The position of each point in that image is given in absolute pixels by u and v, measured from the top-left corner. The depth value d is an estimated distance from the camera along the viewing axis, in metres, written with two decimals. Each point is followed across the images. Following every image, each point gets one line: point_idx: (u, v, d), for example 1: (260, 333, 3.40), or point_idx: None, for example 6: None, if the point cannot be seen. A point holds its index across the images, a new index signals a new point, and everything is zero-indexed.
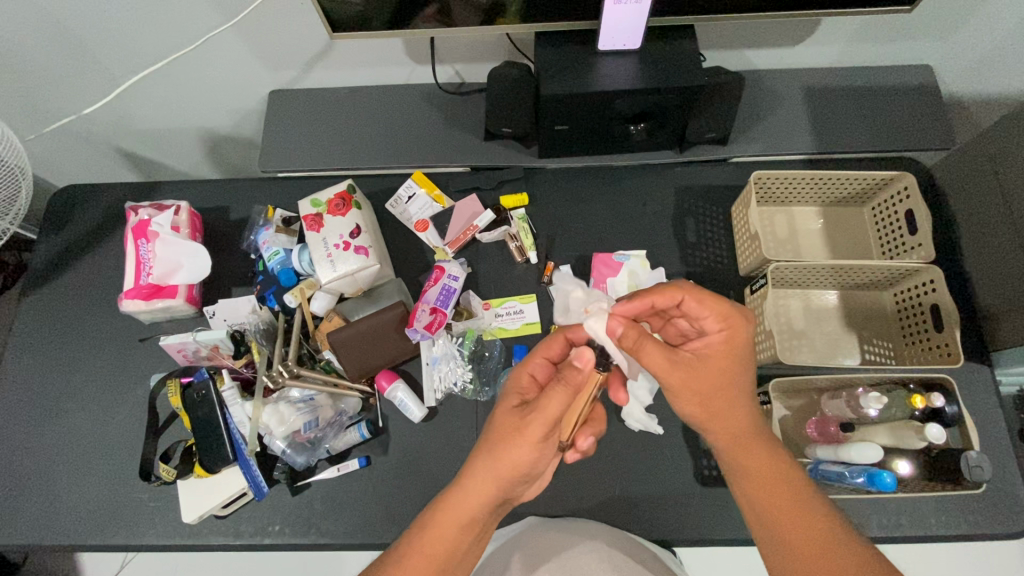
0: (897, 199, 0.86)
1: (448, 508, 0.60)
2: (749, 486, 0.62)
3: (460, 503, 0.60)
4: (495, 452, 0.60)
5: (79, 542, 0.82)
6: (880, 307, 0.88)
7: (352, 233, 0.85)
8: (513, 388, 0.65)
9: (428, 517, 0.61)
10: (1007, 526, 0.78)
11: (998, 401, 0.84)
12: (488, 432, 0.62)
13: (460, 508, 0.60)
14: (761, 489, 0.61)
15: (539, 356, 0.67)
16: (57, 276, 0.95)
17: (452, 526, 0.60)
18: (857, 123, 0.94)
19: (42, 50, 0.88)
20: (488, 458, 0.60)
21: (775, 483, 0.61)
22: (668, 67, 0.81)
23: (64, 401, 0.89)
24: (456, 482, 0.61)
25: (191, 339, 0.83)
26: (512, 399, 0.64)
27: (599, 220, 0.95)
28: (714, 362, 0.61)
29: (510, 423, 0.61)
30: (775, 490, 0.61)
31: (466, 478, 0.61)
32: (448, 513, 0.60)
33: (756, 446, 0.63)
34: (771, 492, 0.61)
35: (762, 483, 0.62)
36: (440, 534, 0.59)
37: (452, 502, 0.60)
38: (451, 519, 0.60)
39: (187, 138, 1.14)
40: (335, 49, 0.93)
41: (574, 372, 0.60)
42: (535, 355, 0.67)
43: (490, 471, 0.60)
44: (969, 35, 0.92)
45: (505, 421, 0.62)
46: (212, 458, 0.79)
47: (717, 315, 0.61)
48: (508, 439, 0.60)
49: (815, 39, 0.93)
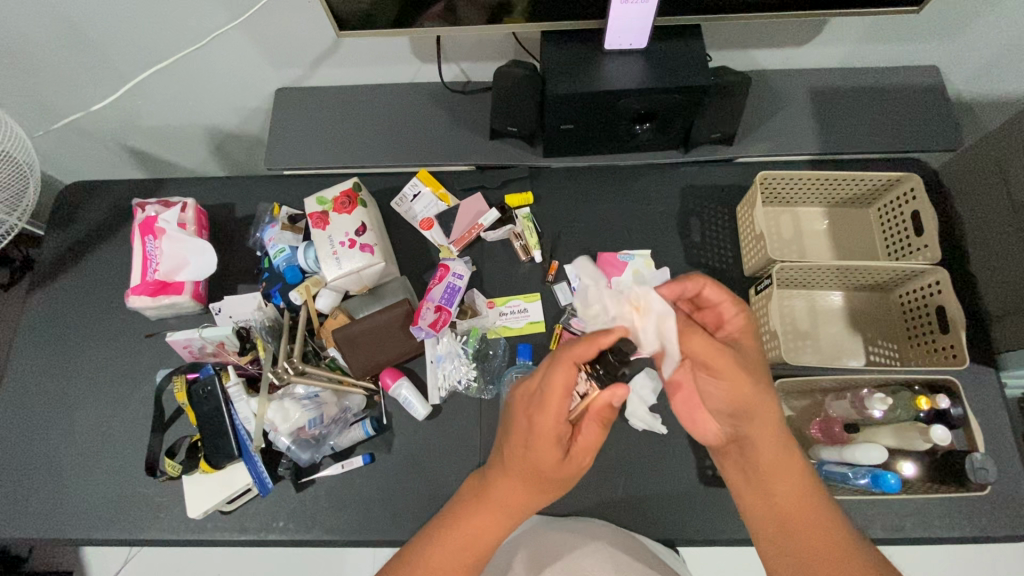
0: (903, 200, 0.85)
1: (483, 533, 0.62)
2: (779, 495, 0.60)
3: (496, 527, 0.62)
4: (533, 486, 0.61)
5: (85, 535, 0.82)
6: (886, 308, 0.88)
7: (358, 231, 0.86)
8: (543, 433, 0.57)
9: (458, 540, 0.61)
10: (1013, 529, 0.78)
11: (1004, 404, 0.84)
12: (522, 468, 0.60)
13: (498, 533, 0.62)
14: (792, 501, 0.60)
15: (559, 399, 0.56)
16: (64, 272, 0.96)
17: (488, 545, 0.62)
18: (863, 123, 0.94)
19: (51, 47, 0.89)
20: (526, 492, 0.62)
21: (804, 492, 0.60)
22: (674, 66, 0.81)
23: (71, 396, 0.89)
24: (491, 512, 0.62)
25: (197, 335, 0.84)
26: (549, 444, 0.58)
27: (604, 219, 0.95)
28: (742, 350, 0.63)
29: (550, 464, 0.59)
30: (803, 500, 0.60)
31: (502, 506, 0.62)
32: (484, 539, 0.62)
33: (789, 457, 0.61)
34: (800, 503, 0.60)
35: (795, 494, 0.60)
36: (477, 558, 0.61)
37: (487, 527, 0.62)
38: (489, 543, 0.62)
39: (193, 135, 1.14)
40: (342, 48, 0.93)
41: (616, 410, 0.60)
42: (558, 393, 0.56)
43: (528, 501, 0.62)
44: (976, 37, 0.92)
45: (543, 463, 0.59)
46: (217, 454, 0.79)
47: (736, 303, 0.64)
48: (548, 478, 0.61)
49: (821, 39, 0.93)
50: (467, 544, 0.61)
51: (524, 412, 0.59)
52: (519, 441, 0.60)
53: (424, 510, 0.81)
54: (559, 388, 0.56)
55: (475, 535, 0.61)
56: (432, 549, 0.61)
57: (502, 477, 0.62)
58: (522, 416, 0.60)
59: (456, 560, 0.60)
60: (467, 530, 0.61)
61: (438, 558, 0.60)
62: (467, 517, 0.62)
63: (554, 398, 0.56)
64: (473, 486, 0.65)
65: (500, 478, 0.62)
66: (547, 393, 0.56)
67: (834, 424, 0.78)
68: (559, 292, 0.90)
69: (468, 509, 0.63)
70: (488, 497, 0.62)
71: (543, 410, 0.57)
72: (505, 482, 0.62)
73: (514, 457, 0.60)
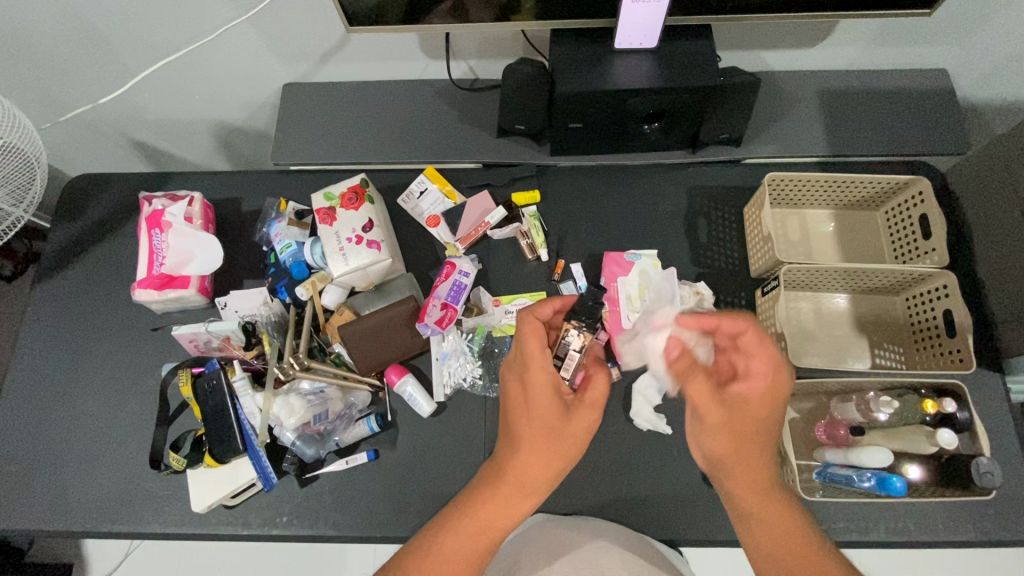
0: (911, 204, 0.85)
1: (502, 514, 0.59)
2: (754, 520, 0.58)
3: (512, 509, 0.59)
4: (546, 454, 0.59)
5: (88, 528, 0.82)
6: (893, 312, 0.88)
7: (365, 227, 0.86)
8: (537, 389, 0.60)
9: (472, 526, 0.59)
10: (1018, 535, 0.78)
11: (1010, 408, 0.83)
12: (531, 438, 0.59)
13: (518, 513, 0.59)
14: (757, 519, 0.58)
15: (538, 351, 0.60)
16: (70, 264, 0.96)
17: (509, 523, 0.59)
18: (871, 126, 0.94)
19: (58, 39, 0.89)
20: (543, 463, 0.59)
21: (783, 514, 0.58)
22: (683, 66, 0.81)
23: (75, 388, 0.89)
24: (508, 493, 0.59)
25: (203, 330, 0.84)
26: (545, 396, 0.59)
27: (610, 219, 0.94)
28: (752, 410, 0.56)
29: (554, 421, 0.59)
30: (784, 530, 0.57)
31: (518, 487, 0.59)
32: (504, 520, 0.59)
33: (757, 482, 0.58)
34: (780, 526, 0.57)
35: (775, 534, 0.57)
36: (495, 539, 0.59)
37: (508, 507, 0.59)
38: (508, 524, 0.59)
39: (199, 130, 1.14)
40: (350, 43, 0.93)
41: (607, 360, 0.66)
42: (535, 348, 0.60)
43: (548, 473, 0.59)
44: (987, 41, 0.91)
45: (547, 423, 0.59)
46: (221, 449, 0.79)
47: (768, 366, 0.55)
48: (557, 437, 0.59)
49: (831, 41, 0.93)
50: (481, 528, 0.59)
51: (517, 380, 0.61)
52: (521, 408, 0.60)
53: (427, 507, 0.81)
54: (530, 339, 0.60)
55: (491, 519, 0.59)
56: (443, 541, 0.58)
57: (515, 458, 0.60)
58: (514, 381, 0.62)
59: (469, 547, 0.58)
60: (478, 517, 0.59)
61: (448, 544, 0.58)
62: (481, 499, 0.60)
63: (531, 350, 0.60)
64: (487, 472, 0.62)
65: (516, 458, 0.59)
66: (523, 347, 0.60)
67: (839, 428, 0.78)
68: (565, 291, 0.89)
69: (475, 495, 0.60)
70: (505, 479, 0.60)
71: (528, 365, 0.60)
72: (519, 461, 0.60)
73: (522, 429, 0.60)
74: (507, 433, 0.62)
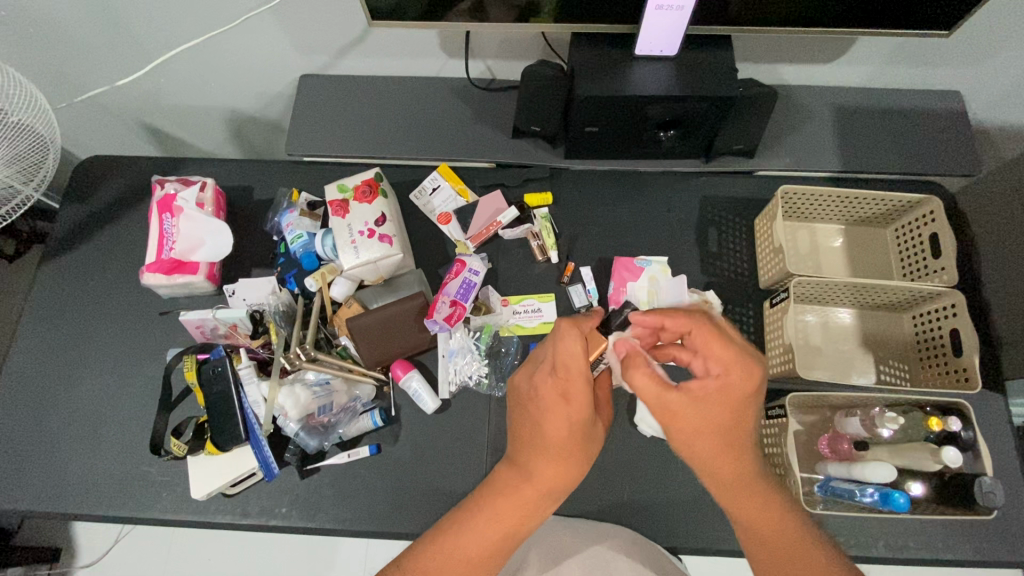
0: (921, 222, 0.86)
1: (526, 516, 0.60)
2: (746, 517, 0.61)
3: (535, 510, 0.60)
4: (577, 459, 0.60)
5: (85, 511, 0.82)
6: (899, 329, 0.88)
7: (377, 221, 0.85)
8: (579, 403, 0.59)
9: (495, 531, 0.59)
10: (1015, 556, 0.78)
11: (1011, 429, 0.84)
12: (563, 444, 0.59)
13: (540, 513, 0.61)
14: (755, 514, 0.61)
15: (584, 365, 0.59)
16: (77, 246, 0.96)
17: (531, 525, 0.60)
18: (883, 143, 0.95)
19: (78, 20, 0.89)
20: (570, 466, 0.60)
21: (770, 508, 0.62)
22: (702, 74, 0.82)
23: (79, 369, 0.89)
24: (533, 496, 0.60)
25: (211, 316, 0.84)
26: (584, 408, 0.59)
27: (621, 224, 0.95)
28: (708, 408, 0.58)
29: (586, 427, 0.60)
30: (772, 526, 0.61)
31: (541, 487, 0.60)
32: (527, 522, 0.60)
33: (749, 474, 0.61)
34: (769, 528, 0.61)
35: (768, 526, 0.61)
36: (515, 540, 0.60)
37: (530, 510, 0.60)
38: (530, 525, 0.61)
39: (213, 117, 1.14)
40: (370, 38, 0.93)
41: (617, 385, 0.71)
42: (580, 361, 0.59)
43: (568, 478, 0.60)
44: (1000, 66, 0.92)
45: (579, 432, 0.59)
46: (224, 436, 0.79)
47: (722, 359, 0.58)
48: (587, 440, 0.60)
49: (847, 57, 0.94)
50: (500, 534, 0.59)
51: (554, 390, 0.59)
52: (558, 415, 0.59)
53: (428, 504, 0.81)
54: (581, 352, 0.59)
55: (515, 522, 0.60)
56: (461, 541, 0.59)
57: (542, 460, 0.60)
58: (548, 388, 0.60)
59: (491, 548, 0.59)
60: (501, 521, 0.59)
61: (471, 548, 0.59)
62: (502, 503, 0.60)
63: (576, 362, 0.59)
64: (508, 474, 0.62)
65: (541, 462, 0.60)
66: (568, 354, 0.59)
67: (842, 441, 0.78)
68: (574, 295, 0.89)
69: (492, 499, 0.61)
70: (528, 483, 0.60)
71: (570, 377, 0.59)
72: (546, 464, 0.60)
73: (557, 436, 0.59)
74: (531, 436, 0.61)
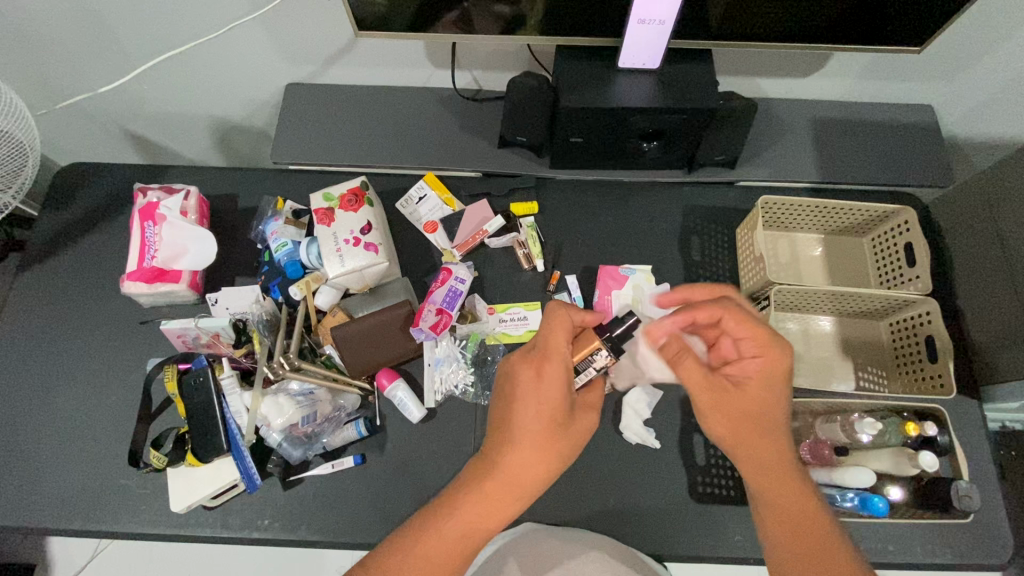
0: (896, 233, 0.88)
1: (489, 514, 0.59)
2: (773, 487, 0.61)
3: (500, 508, 0.59)
4: (544, 450, 0.60)
5: (58, 524, 0.80)
6: (876, 335, 0.90)
7: (363, 229, 0.86)
8: (552, 381, 0.60)
9: (456, 528, 0.58)
10: (991, 558, 0.80)
11: (987, 435, 0.86)
12: (531, 430, 0.59)
13: (502, 512, 0.59)
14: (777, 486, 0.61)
15: (562, 346, 0.62)
16: (56, 254, 0.94)
17: (494, 524, 0.59)
18: (860, 155, 0.97)
19: (61, 27, 0.88)
20: (538, 458, 0.59)
21: (789, 476, 0.61)
22: (683, 86, 0.83)
23: (56, 379, 0.87)
24: (497, 490, 0.59)
25: (193, 326, 0.83)
26: (556, 391, 0.60)
27: (605, 233, 0.96)
28: (751, 392, 0.62)
29: (559, 415, 0.60)
30: (794, 497, 0.61)
31: (506, 481, 0.59)
32: (491, 521, 0.59)
33: (783, 448, 0.62)
34: (791, 501, 0.60)
35: (795, 506, 0.60)
36: (476, 542, 0.59)
37: (496, 511, 0.59)
38: (493, 523, 0.59)
39: (197, 124, 1.13)
40: (357, 47, 0.94)
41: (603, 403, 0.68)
42: (560, 344, 0.62)
43: (539, 473, 0.59)
44: (971, 82, 0.96)
45: (548, 417, 0.60)
46: (204, 448, 0.78)
47: (756, 341, 0.61)
48: (559, 432, 0.60)
49: (824, 72, 0.97)
50: (463, 531, 0.58)
51: (530, 368, 0.61)
52: (530, 398, 0.60)
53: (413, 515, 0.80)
54: (563, 339, 0.62)
55: (477, 518, 0.59)
56: (423, 540, 0.58)
57: (511, 451, 0.59)
58: (526, 369, 0.61)
59: (452, 548, 0.58)
60: (465, 519, 0.58)
61: (432, 544, 0.57)
62: (467, 500, 0.59)
63: (555, 340, 0.63)
64: (476, 467, 0.61)
65: (510, 454, 0.59)
66: (550, 336, 0.62)
67: (823, 448, 0.79)
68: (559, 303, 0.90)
69: (460, 495, 0.59)
70: (498, 475, 0.59)
71: (547, 355, 0.62)
72: (515, 455, 0.59)
73: (524, 420, 0.59)
74: (501, 423, 0.61)
